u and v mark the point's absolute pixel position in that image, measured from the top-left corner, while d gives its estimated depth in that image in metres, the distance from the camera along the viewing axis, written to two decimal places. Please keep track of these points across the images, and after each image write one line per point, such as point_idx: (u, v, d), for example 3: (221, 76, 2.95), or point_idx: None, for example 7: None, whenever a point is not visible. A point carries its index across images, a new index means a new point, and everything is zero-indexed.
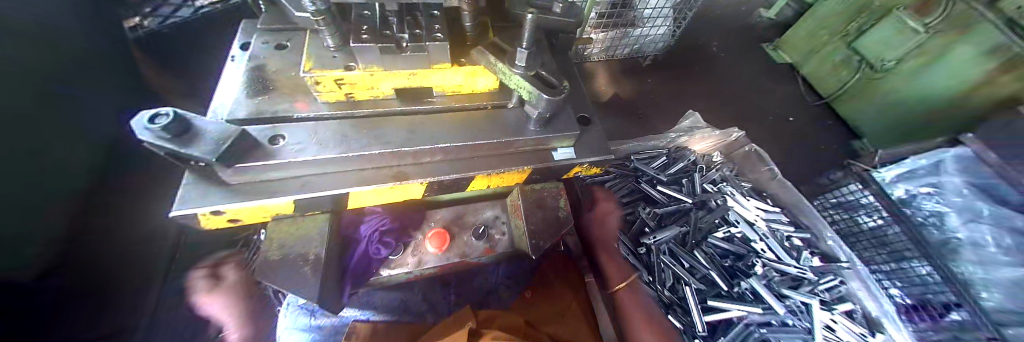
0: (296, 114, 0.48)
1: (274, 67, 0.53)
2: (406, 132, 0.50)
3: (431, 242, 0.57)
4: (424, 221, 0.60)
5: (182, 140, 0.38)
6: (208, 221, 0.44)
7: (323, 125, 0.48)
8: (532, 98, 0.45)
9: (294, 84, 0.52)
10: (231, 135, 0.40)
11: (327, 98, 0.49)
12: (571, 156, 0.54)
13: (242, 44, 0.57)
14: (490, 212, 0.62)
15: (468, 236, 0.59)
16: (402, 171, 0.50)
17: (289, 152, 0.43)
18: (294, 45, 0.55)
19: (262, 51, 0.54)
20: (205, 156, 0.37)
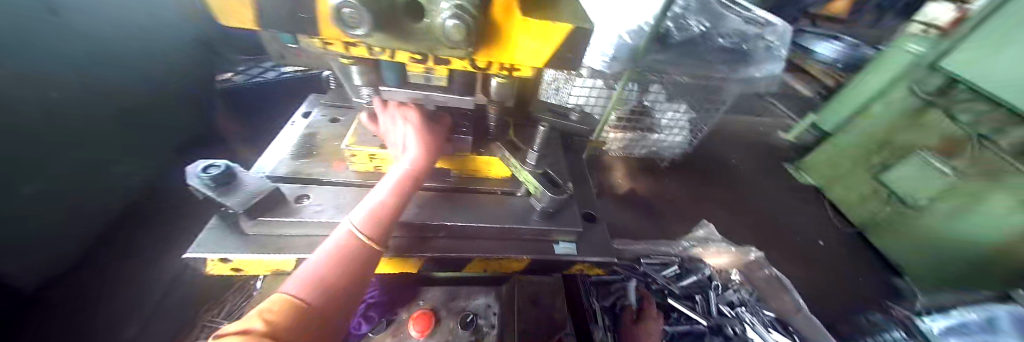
0: (325, 176, 0.54)
1: (323, 135, 0.61)
2: (417, 205, 0.54)
3: (414, 324, 0.53)
4: (414, 298, 0.59)
5: (224, 190, 0.43)
6: (214, 267, 0.46)
7: (346, 191, 0.52)
8: (538, 193, 0.49)
9: (332, 151, 0.59)
10: (264, 191, 0.45)
11: (358, 169, 0.55)
12: (572, 252, 0.55)
13: (304, 112, 0.68)
14: (483, 299, 0.60)
15: (454, 323, 0.55)
16: (406, 242, 0.52)
17: (308, 211, 0.47)
18: (345, 120, 0.65)
19: (319, 122, 0.64)
20: (238, 208, 0.42)
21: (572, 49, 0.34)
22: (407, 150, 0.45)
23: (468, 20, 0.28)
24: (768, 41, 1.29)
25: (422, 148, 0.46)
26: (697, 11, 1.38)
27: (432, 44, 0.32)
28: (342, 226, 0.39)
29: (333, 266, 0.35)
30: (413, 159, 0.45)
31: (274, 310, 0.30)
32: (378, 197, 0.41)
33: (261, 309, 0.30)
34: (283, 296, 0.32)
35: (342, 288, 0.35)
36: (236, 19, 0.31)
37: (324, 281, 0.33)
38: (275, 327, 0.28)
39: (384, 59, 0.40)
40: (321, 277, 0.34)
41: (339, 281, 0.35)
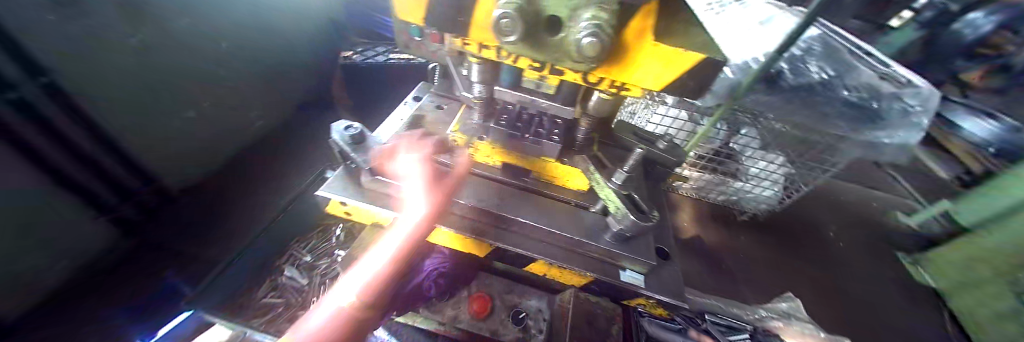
0: (426, 153, 0.62)
1: (429, 119, 0.70)
2: (498, 199, 0.59)
3: (471, 303, 0.59)
4: (475, 280, 0.63)
5: (357, 146, 0.54)
6: (333, 207, 0.58)
7: (443, 169, 0.60)
8: (620, 214, 0.49)
9: (435, 134, 0.67)
10: (383, 155, 0.54)
11: (455, 153, 0.62)
12: (639, 284, 0.54)
13: (415, 96, 0.79)
14: (536, 301, 0.62)
15: (506, 316, 0.58)
16: (481, 228, 0.56)
17: (414, 180, 0.57)
18: (448, 109, 0.74)
19: (427, 106, 0.74)
20: (365, 164, 0.52)
21: (694, 78, 0.34)
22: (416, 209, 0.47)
23: (605, 39, 0.30)
24: (906, 102, 1.05)
25: (441, 195, 0.50)
26: (822, 55, 1.23)
27: (562, 56, 0.36)
28: (386, 252, 0.40)
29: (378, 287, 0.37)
30: (435, 201, 0.49)
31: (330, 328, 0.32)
32: (407, 232, 0.43)
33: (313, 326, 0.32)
34: None
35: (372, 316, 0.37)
36: (411, 16, 0.38)
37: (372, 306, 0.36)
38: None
39: (507, 63, 0.45)
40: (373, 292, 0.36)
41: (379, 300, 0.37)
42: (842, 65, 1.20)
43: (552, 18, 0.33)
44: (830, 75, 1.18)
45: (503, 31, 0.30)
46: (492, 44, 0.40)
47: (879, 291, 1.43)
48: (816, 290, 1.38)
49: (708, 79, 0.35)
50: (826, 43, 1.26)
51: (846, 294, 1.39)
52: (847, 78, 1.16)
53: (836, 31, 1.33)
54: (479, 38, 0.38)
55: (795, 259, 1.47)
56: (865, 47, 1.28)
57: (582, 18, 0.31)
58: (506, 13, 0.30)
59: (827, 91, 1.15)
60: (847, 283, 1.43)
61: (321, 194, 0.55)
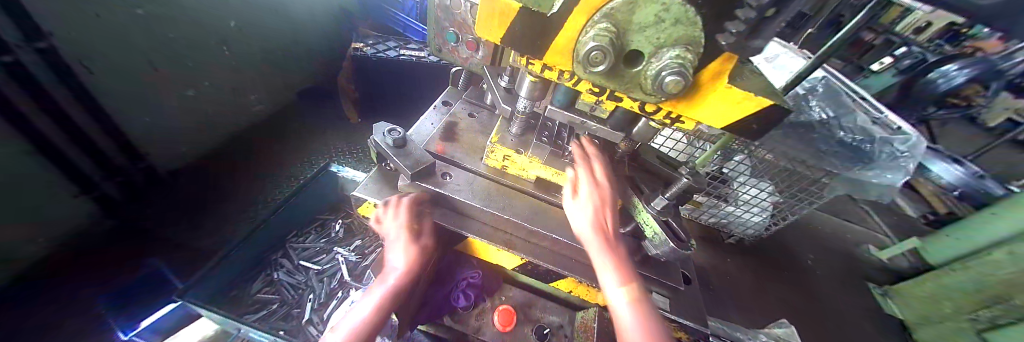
0: (461, 161, 0.63)
1: (462, 127, 0.71)
2: (531, 212, 0.60)
3: (498, 317, 0.58)
4: (499, 292, 0.63)
5: (398, 149, 0.54)
6: (365, 208, 0.57)
7: (478, 179, 0.61)
8: (658, 240, 0.50)
9: (469, 143, 0.68)
10: (425, 162, 0.54)
11: (489, 164, 0.63)
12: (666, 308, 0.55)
13: (445, 101, 0.79)
14: (558, 316, 0.62)
15: (530, 330, 0.59)
16: (512, 241, 0.57)
17: (451, 188, 0.57)
18: (480, 118, 0.74)
19: (459, 112, 0.74)
20: (408, 169, 0.52)
21: (755, 120, 0.36)
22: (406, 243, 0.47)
23: (688, 78, 0.31)
24: (895, 147, 1.13)
25: (412, 260, 0.47)
26: (823, 96, 1.30)
27: (633, 88, 0.37)
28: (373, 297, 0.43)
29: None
30: (400, 275, 0.45)
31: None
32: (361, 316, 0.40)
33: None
34: None
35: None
36: (488, 32, 0.39)
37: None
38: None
39: (565, 85, 0.46)
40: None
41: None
42: (843, 108, 1.26)
43: (632, 51, 0.35)
44: (828, 116, 1.26)
45: (593, 62, 0.32)
46: (558, 68, 0.41)
47: (855, 321, 1.51)
48: (796, 317, 1.44)
49: (769, 121, 0.36)
50: (831, 87, 1.32)
51: (825, 323, 1.46)
52: (844, 120, 1.23)
53: (835, 74, 1.41)
54: (550, 59, 0.40)
55: (778, 287, 1.53)
56: (861, 92, 1.36)
57: (665, 56, 0.32)
58: (597, 45, 0.31)
59: (825, 129, 1.21)
60: (827, 313, 1.50)
61: (357, 194, 0.55)
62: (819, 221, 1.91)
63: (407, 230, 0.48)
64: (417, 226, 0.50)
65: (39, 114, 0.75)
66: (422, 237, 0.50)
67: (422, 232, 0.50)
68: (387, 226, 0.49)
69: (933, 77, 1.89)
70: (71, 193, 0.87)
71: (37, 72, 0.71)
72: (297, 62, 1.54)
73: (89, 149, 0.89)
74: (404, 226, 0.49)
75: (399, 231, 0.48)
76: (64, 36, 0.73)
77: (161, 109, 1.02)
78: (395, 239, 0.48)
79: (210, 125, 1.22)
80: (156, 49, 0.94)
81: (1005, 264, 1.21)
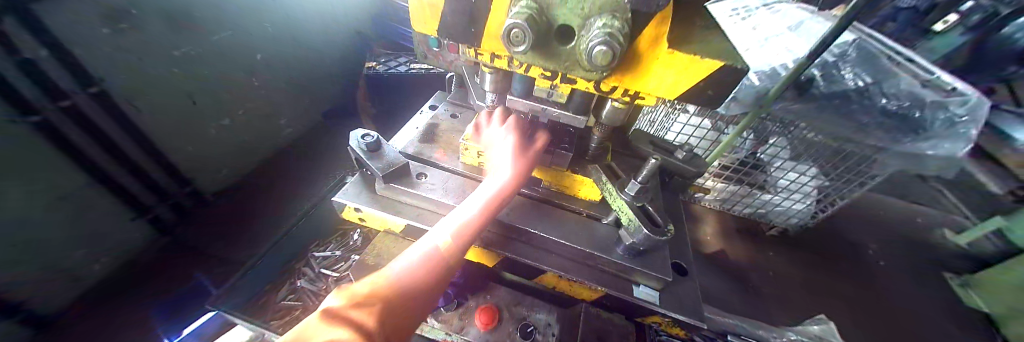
0: (438, 161, 0.63)
1: (442, 128, 0.72)
2: (509, 208, 0.58)
3: (479, 316, 0.56)
4: (483, 291, 0.62)
5: (372, 155, 0.56)
6: (348, 212, 0.60)
7: (455, 177, 0.61)
8: (633, 228, 0.47)
9: (447, 143, 0.68)
10: (397, 163, 0.55)
11: (465, 161, 0.63)
12: (654, 301, 0.51)
13: (431, 105, 0.81)
14: (544, 315, 0.59)
15: (514, 328, 0.56)
16: (490, 238, 0.56)
17: (425, 187, 0.57)
18: (460, 118, 0.75)
19: (440, 114, 0.76)
20: (379, 171, 0.53)
21: (712, 84, 0.32)
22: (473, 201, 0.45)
23: (619, 47, 0.30)
24: (952, 110, 0.98)
25: (519, 167, 0.49)
26: (857, 61, 1.15)
27: (572, 66, 0.36)
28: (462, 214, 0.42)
29: (429, 260, 0.36)
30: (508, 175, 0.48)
31: (382, 287, 0.31)
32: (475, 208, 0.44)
33: (358, 293, 0.30)
34: (386, 274, 0.33)
35: (426, 296, 0.35)
36: (425, 28, 0.39)
37: (420, 283, 0.34)
38: (378, 328, 0.28)
39: (518, 72, 0.45)
40: (417, 272, 0.35)
41: (425, 283, 0.36)
42: (882, 72, 1.11)
43: (564, 27, 0.33)
44: (866, 82, 1.11)
45: (514, 41, 0.31)
46: (502, 54, 0.40)
47: (933, 320, 1.29)
48: (856, 314, 1.27)
49: (727, 88, 0.33)
50: (862, 49, 1.16)
51: (894, 323, 1.26)
52: (886, 85, 1.08)
53: (871, 36, 1.25)
54: (492, 50, 0.40)
55: (829, 280, 1.36)
56: (904, 52, 1.20)
57: (593, 26, 0.30)
58: (518, 22, 0.29)
59: (864, 99, 1.08)
60: (896, 312, 1.29)
61: (338, 200, 0.57)
62: (879, 205, 1.68)
63: (510, 124, 0.54)
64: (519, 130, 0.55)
65: (96, 148, 0.87)
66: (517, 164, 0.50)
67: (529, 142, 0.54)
68: (490, 128, 0.56)
69: (1010, 32, 1.62)
70: (130, 217, 1.01)
71: (90, 113, 0.83)
72: (322, 86, 1.67)
73: (148, 182, 1.03)
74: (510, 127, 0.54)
75: (505, 128, 0.54)
76: (113, 81, 0.85)
77: (202, 140, 1.15)
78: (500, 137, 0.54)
79: (249, 149, 1.35)
80: (195, 85, 1.06)
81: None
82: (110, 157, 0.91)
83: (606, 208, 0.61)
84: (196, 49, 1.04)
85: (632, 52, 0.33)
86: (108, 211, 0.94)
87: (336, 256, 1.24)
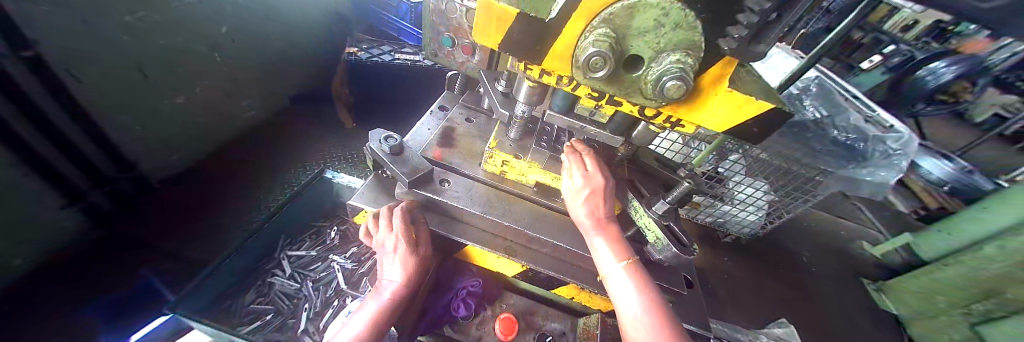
0: (458, 167, 0.62)
1: (458, 131, 0.70)
2: (532, 218, 0.59)
3: (500, 325, 0.57)
4: (499, 301, 0.62)
5: (395, 157, 0.54)
6: (361, 216, 0.56)
7: (476, 185, 0.60)
8: (660, 245, 0.49)
9: (464, 148, 0.67)
10: (423, 169, 0.53)
11: (487, 169, 0.62)
12: None
13: (440, 106, 0.79)
14: (559, 324, 0.61)
15: (531, 338, 0.58)
16: (513, 248, 0.56)
17: (449, 195, 0.56)
18: (474, 122, 0.74)
19: (453, 117, 0.74)
20: (405, 176, 0.51)
21: (760, 122, 0.36)
22: (389, 278, 0.47)
23: (689, 82, 0.31)
24: (889, 145, 1.14)
25: (406, 276, 0.47)
26: (817, 95, 1.32)
27: (632, 91, 0.37)
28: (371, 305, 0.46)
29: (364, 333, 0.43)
30: (394, 289, 0.47)
31: None
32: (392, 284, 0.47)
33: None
34: None
35: None
36: (486, 38, 0.38)
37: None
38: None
39: (564, 90, 0.45)
40: None
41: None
42: (836, 106, 1.28)
43: (632, 56, 0.34)
44: (823, 115, 1.27)
45: (593, 68, 0.31)
46: (557, 73, 0.41)
47: (855, 320, 1.52)
48: (799, 315, 1.45)
49: (771, 125, 0.36)
50: (823, 86, 1.34)
51: (827, 323, 1.46)
52: (838, 118, 1.24)
53: (826, 73, 1.43)
54: (548, 67, 0.40)
55: (778, 284, 1.54)
56: (853, 91, 1.38)
57: (665, 61, 0.32)
58: (600, 50, 0.30)
59: (819, 128, 1.24)
60: (828, 314, 1.50)
61: (353, 204, 0.54)
62: (817, 219, 1.94)
63: (405, 241, 0.48)
64: (414, 236, 0.49)
65: (22, 122, 0.73)
66: (417, 246, 0.49)
67: (420, 242, 0.50)
68: (381, 236, 0.49)
69: (923, 74, 1.92)
70: (58, 204, 0.85)
71: (20, 79, 0.69)
72: (293, 67, 1.53)
73: (87, 167, 0.90)
74: (400, 235, 0.48)
75: (396, 241, 0.48)
76: (52, 45, 0.71)
77: (153, 118, 1.00)
78: (391, 250, 0.48)
79: (204, 132, 1.20)
80: (149, 54, 0.92)
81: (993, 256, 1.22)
82: (39, 133, 0.77)
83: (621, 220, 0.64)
84: (155, 15, 0.90)
85: (695, 87, 0.35)
86: (32, 197, 0.79)
87: (313, 256, 1.16)
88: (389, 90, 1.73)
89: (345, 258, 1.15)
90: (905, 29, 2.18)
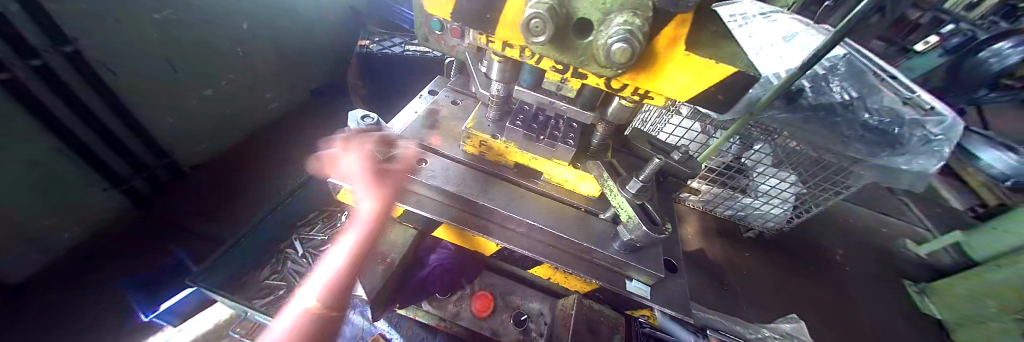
0: (439, 149, 0.63)
1: (444, 115, 0.71)
2: (509, 198, 0.58)
3: (474, 303, 0.59)
4: (478, 279, 0.63)
5: (372, 137, 0.55)
6: (344, 195, 0.60)
7: (455, 165, 0.61)
8: (632, 224, 0.48)
9: (449, 130, 0.67)
10: (398, 148, 0.55)
11: (467, 150, 0.62)
12: (644, 294, 0.53)
13: (430, 91, 0.80)
14: (538, 304, 0.61)
15: (508, 317, 0.59)
16: (487, 227, 0.56)
17: (426, 174, 0.57)
18: (462, 105, 0.74)
19: (441, 100, 0.74)
20: (379, 155, 0.52)
21: (720, 92, 0.34)
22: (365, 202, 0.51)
23: (638, 44, 0.29)
24: (929, 130, 1.00)
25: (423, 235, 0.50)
26: (846, 75, 1.20)
27: (588, 61, 0.35)
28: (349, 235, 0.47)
29: None
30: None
31: None
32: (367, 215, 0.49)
33: None
34: None
35: None
36: (439, 11, 0.38)
37: None
38: None
39: (529, 63, 0.44)
40: None
41: None
42: (868, 87, 1.16)
43: (581, 21, 0.33)
44: (852, 96, 1.14)
45: (533, 32, 0.30)
46: (516, 43, 0.40)
47: (892, 323, 1.39)
48: (822, 316, 1.35)
49: (736, 94, 0.34)
50: (852, 63, 1.21)
51: (859, 325, 1.36)
52: (870, 100, 1.11)
53: (861, 50, 1.30)
54: (503, 38, 0.39)
55: (798, 281, 1.45)
56: (891, 70, 1.25)
57: (613, 22, 0.30)
58: (535, 14, 0.29)
59: (848, 112, 1.09)
60: (860, 314, 1.40)
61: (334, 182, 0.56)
62: (855, 216, 1.77)
63: (370, 175, 0.52)
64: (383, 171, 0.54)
65: (66, 112, 0.81)
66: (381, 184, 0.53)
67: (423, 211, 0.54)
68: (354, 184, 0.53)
69: (985, 56, 1.73)
70: (101, 188, 0.96)
71: (63, 76, 0.78)
72: (310, 60, 1.58)
73: (124, 153, 0.99)
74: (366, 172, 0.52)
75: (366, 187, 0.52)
76: (85, 39, 0.78)
77: (183, 108, 1.09)
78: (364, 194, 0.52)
79: (231, 122, 1.29)
80: (172, 48, 0.99)
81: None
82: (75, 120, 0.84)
83: (603, 203, 0.63)
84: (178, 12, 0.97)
85: (649, 50, 0.32)
86: (81, 178, 0.89)
87: (324, 238, 1.22)
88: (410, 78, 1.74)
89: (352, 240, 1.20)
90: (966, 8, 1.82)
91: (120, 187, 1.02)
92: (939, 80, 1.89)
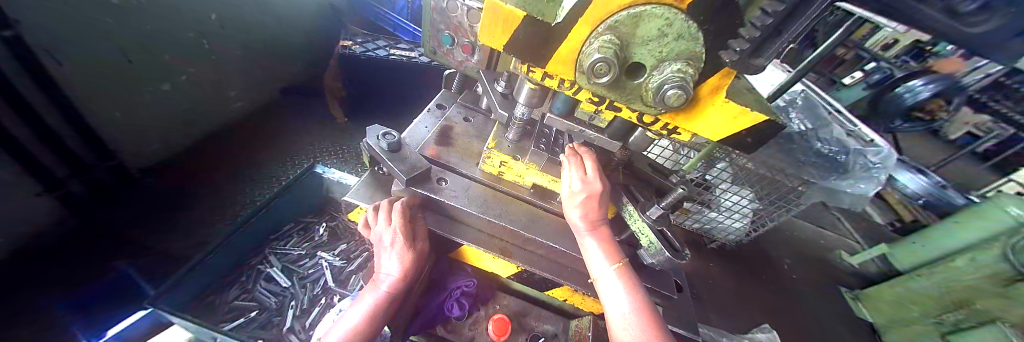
0: (456, 168, 0.62)
1: (457, 131, 0.70)
2: (528, 220, 0.59)
3: (492, 326, 0.58)
4: (492, 301, 0.62)
5: (393, 154, 0.54)
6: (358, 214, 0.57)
7: (473, 185, 0.60)
8: (654, 249, 0.51)
9: (462, 148, 0.67)
10: (420, 168, 0.54)
11: (484, 170, 0.62)
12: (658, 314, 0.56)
13: (436, 105, 0.79)
14: (552, 325, 0.62)
15: (524, 339, 0.58)
16: (508, 248, 0.56)
17: (447, 194, 0.56)
18: (473, 122, 0.74)
19: (452, 116, 0.74)
20: (403, 174, 0.51)
21: (752, 133, 0.37)
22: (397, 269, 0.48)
23: (690, 91, 0.32)
24: (869, 158, 1.19)
25: (405, 269, 0.49)
26: (801, 109, 1.38)
27: (634, 100, 0.38)
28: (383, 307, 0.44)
29: None
30: (393, 283, 0.48)
31: None
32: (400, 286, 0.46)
33: None
34: None
35: None
36: (492, 41, 0.39)
37: None
38: None
39: (565, 94, 0.46)
40: None
41: None
42: (819, 120, 1.33)
43: (635, 63, 0.35)
44: (807, 128, 1.32)
45: (597, 74, 0.32)
46: (560, 76, 0.41)
47: (837, 327, 1.56)
48: (780, 322, 1.49)
49: (763, 135, 0.38)
50: (808, 100, 1.40)
51: (811, 330, 1.52)
52: (821, 132, 1.29)
53: (813, 87, 1.49)
54: (549, 71, 0.40)
55: (759, 290, 1.59)
56: (837, 106, 1.44)
57: (667, 69, 0.33)
58: (602, 58, 0.31)
59: (802, 141, 1.28)
60: (811, 319, 1.56)
61: (351, 201, 0.55)
62: (803, 230, 1.99)
63: (403, 236, 0.49)
64: (412, 232, 0.51)
65: None
66: (415, 244, 0.50)
67: (417, 237, 0.51)
68: (379, 230, 0.49)
69: (901, 91, 2.04)
70: (34, 192, 0.82)
71: None
72: (286, 58, 1.47)
73: (60, 153, 0.85)
74: (398, 230, 0.49)
75: (395, 236, 0.49)
76: (30, 21, 0.67)
77: (136, 103, 0.96)
78: (390, 245, 0.49)
79: (188, 121, 1.14)
80: (132, 38, 0.87)
81: (947, 269, 1.29)
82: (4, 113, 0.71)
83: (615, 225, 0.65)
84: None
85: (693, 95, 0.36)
86: (3, 183, 0.75)
87: (301, 252, 1.13)
88: (397, 83, 1.65)
89: (336, 254, 1.14)
90: (884, 48, 2.19)
91: (54, 193, 0.87)
92: (862, 111, 2.20)
